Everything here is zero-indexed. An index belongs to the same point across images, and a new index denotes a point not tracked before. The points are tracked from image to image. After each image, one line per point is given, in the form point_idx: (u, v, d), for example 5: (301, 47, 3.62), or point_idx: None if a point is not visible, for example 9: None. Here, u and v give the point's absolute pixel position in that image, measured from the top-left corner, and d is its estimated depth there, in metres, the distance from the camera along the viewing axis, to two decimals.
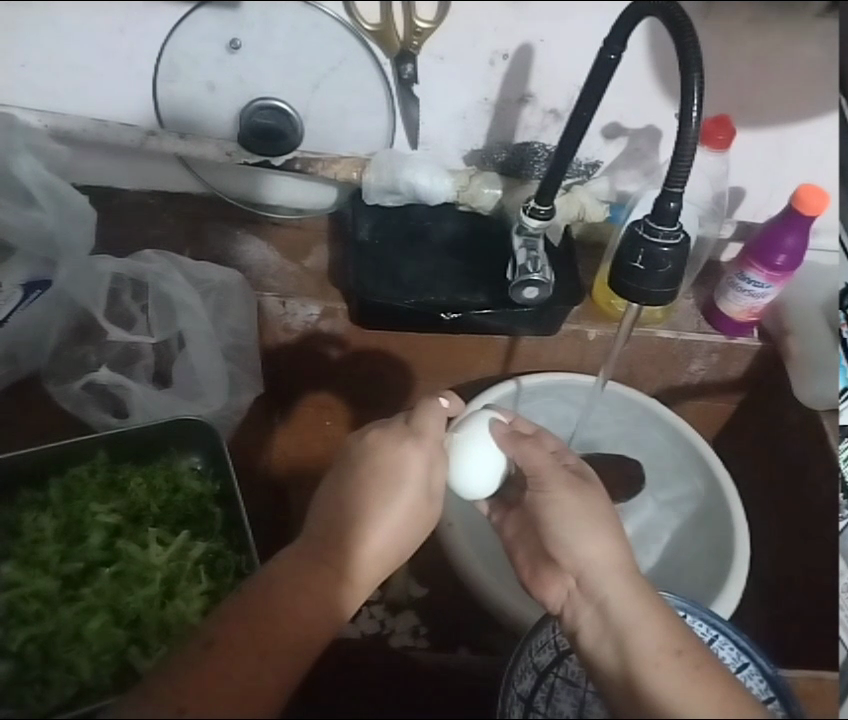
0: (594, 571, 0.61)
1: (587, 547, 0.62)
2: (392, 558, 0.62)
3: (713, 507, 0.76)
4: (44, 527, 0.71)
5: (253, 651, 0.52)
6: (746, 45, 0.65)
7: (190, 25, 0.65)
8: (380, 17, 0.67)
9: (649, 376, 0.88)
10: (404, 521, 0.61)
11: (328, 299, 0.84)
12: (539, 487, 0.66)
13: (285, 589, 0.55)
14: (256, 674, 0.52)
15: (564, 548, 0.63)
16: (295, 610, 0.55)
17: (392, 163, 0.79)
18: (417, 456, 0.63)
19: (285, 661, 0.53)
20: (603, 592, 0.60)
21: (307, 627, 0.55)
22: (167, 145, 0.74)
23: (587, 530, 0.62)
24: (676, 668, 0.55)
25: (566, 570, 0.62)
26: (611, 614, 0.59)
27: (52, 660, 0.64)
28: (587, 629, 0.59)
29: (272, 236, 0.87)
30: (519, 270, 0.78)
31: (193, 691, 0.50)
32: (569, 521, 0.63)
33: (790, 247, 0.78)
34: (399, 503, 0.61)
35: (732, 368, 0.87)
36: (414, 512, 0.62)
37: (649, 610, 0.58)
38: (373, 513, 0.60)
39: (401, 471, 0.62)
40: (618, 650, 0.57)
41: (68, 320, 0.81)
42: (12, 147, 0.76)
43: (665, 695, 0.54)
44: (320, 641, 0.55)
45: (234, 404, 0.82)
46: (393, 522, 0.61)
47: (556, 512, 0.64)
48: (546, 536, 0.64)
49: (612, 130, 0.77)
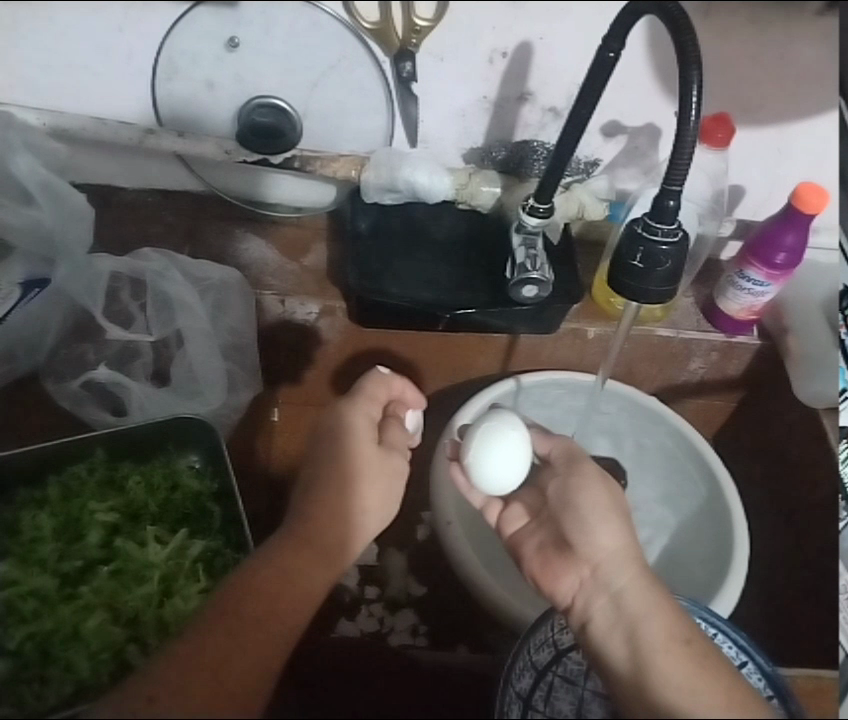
0: (613, 562, 0.62)
1: (604, 537, 0.64)
2: (366, 520, 0.63)
3: (710, 503, 0.77)
4: (41, 526, 0.71)
5: (224, 632, 0.54)
6: (745, 42, 0.65)
7: (190, 22, 0.65)
8: (379, 15, 0.67)
9: (650, 375, 0.82)
10: (367, 480, 0.63)
11: (326, 296, 0.82)
12: (572, 470, 0.70)
13: (265, 566, 0.57)
14: (229, 653, 0.53)
15: (583, 536, 0.65)
16: (273, 579, 0.57)
17: (392, 160, 0.80)
18: (361, 414, 0.66)
19: (259, 639, 0.54)
20: (618, 583, 0.61)
21: (279, 602, 0.56)
22: (165, 142, 0.75)
23: (605, 521, 0.65)
24: (687, 658, 0.56)
25: (582, 560, 0.64)
26: (624, 604, 0.60)
27: (50, 659, 0.64)
28: (597, 618, 0.60)
29: (270, 234, 0.85)
30: (518, 268, 0.80)
31: (179, 665, 0.52)
32: (593, 511, 0.66)
33: (790, 245, 0.80)
34: (355, 464, 0.63)
35: (732, 367, 0.82)
36: (375, 472, 0.64)
37: (660, 602, 0.59)
38: (332, 479, 0.63)
39: (356, 436, 0.64)
40: (628, 642, 0.58)
41: (66, 316, 0.83)
42: (11, 145, 0.77)
43: (675, 686, 0.55)
44: (292, 615, 0.56)
45: (233, 402, 0.82)
46: (354, 485, 0.63)
47: (584, 499, 0.67)
48: (570, 523, 0.66)
49: (611, 127, 0.77)
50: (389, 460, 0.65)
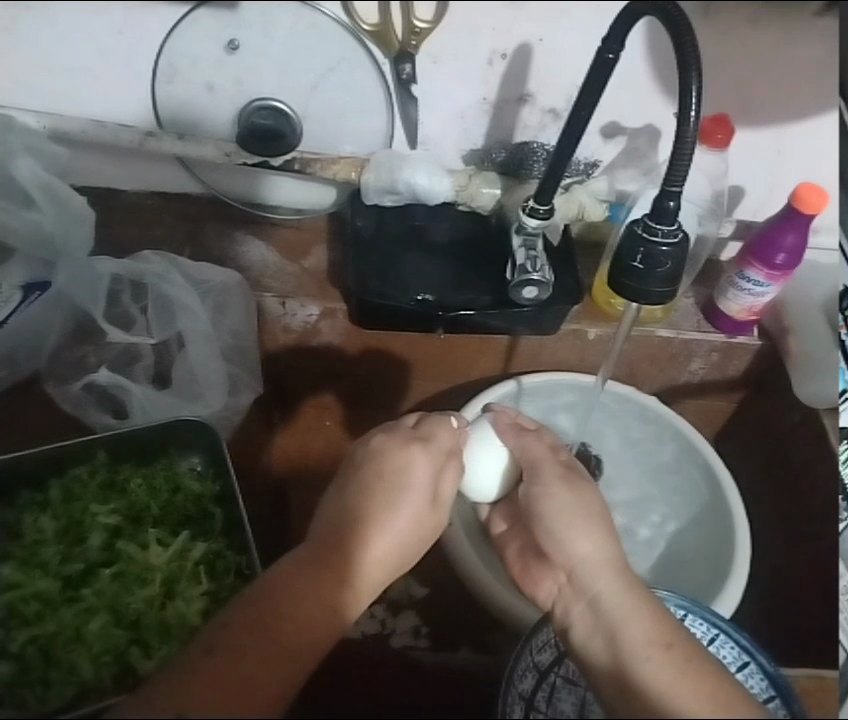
0: (587, 567, 0.63)
1: (579, 543, 0.64)
2: (394, 562, 0.61)
3: (714, 504, 0.75)
4: (44, 529, 0.71)
5: (258, 651, 0.52)
6: (744, 42, 0.65)
7: (190, 24, 0.66)
8: (378, 17, 0.68)
9: (650, 375, 0.83)
10: (407, 521, 0.61)
11: (327, 299, 0.84)
12: (534, 479, 0.68)
13: (292, 589, 0.56)
14: (255, 673, 0.52)
15: (556, 542, 0.65)
16: (297, 607, 0.55)
17: (391, 163, 0.79)
18: (424, 461, 0.64)
19: (282, 663, 0.53)
20: (594, 587, 0.62)
21: (309, 629, 0.55)
22: (166, 146, 0.74)
23: (578, 525, 0.65)
24: (667, 661, 0.56)
25: (557, 566, 0.65)
26: (601, 608, 0.60)
27: (53, 661, 0.64)
28: (577, 624, 0.60)
29: (272, 237, 0.86)
30: (519, 270, 0.81)
31: (186, 679, 0.50)
32: (560, 518, 0.66)
33: (790, 244, 0.81)
34: (400, 505, 0.62)
35: (732, 366, 0.83)
36: (421, 520, 0.62)
37: (638, 605, 0.60)
38: (381, 517, 0.61)
39: (409, 474, 0.63)
40: (608, 644, 0.58)
41: (67, 320, 0.82)
42: (11, 148, 0.78)
43: (658, 687, 0.55)
44: (311, 642, 0.54)
45: (235, 404, 0.82)
46: (399, 530, 0.61)
47: (548, 507, 0.67)
48: (540, 531, 0.66)
49: (610, 129, 0.77)
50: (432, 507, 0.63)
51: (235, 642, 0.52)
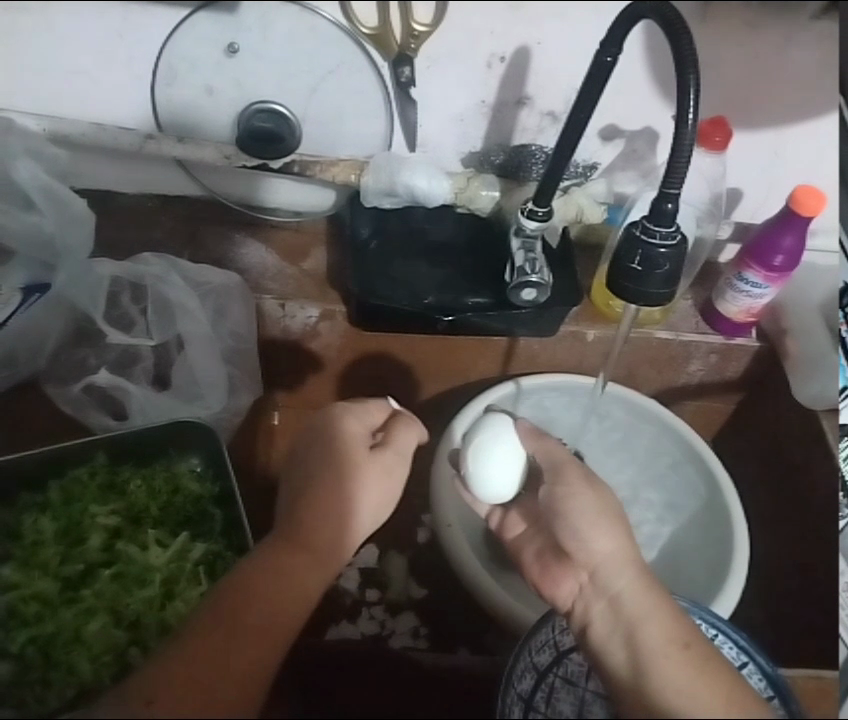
0: (607, 567, 0.62)
1: (601, 542, 0.63)
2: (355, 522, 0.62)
3: (710, 504, 0.76)
4: (43, 530, 0.71)
5: (231, 631, 0.53)
6: (740, 45, 0.65)
7: (189, 29, 0.66)
8: (378, 20, 0.68)
9: (649, 377, 0.85)
10: (357, 481, 0.62)
11: (327, 300, 0.85)
12: (557, 480, 0.68)
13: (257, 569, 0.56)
14: (237, 650, 0.52)
15: (579, 541, 0.64)
16: (263, 583, 0.56)
17: (390, 166, 0.80)
18: (358, 426, 0.65)
19: (261, 643, 0.53)
20: (615, 586, 0.60)
21: (280, 603, 0.55)
22: (165, 148, 0.76)
23: (601, 526, 0.64)
24: (685, 662, 0.55)
25: (580, 566, 0.63)
26: (622, 607, 0.59)
27: (52, 662, 0.64)
28: (597, 622, 0.59)
29: (270, 239, 0.87)
30: (518, 271, 0.80)
31: (167, 668, 0.51)
32: (584, 517, 0.65)
33: (787, 248, 0.80)
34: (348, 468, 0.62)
35: (731, 368, 0.85)
36: (372, 477, 0.63)
37: (656, 605, 0.59)
38: (326, 479, 0.61)
39: (348, 441, 0.63)
40: (628, 645, 0.57)
41: (67, 321, 0.81)
42: (10, 152, 0.77)
43: (677, 688, 0.54)
44: (284, 614, 0.55)
45: (234, 405, 0.81)
46: (351, 486, 0.62)
47: (572, 505, 0.66)
48: (563, 531, 0.66)
49: (609, 132, 0.77)
50: (383, 466, 0.64)
51: (211, 628, 0.53)
